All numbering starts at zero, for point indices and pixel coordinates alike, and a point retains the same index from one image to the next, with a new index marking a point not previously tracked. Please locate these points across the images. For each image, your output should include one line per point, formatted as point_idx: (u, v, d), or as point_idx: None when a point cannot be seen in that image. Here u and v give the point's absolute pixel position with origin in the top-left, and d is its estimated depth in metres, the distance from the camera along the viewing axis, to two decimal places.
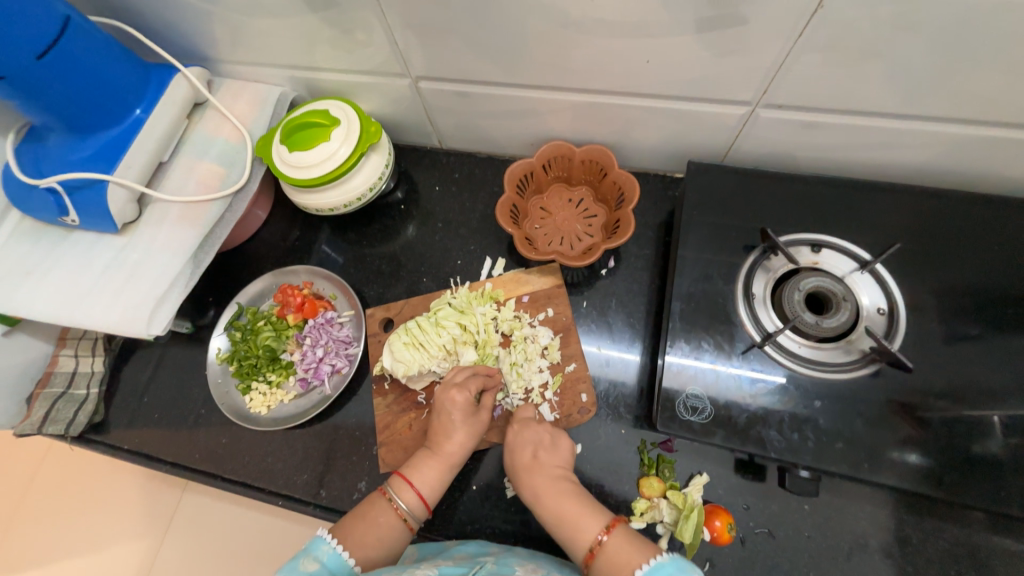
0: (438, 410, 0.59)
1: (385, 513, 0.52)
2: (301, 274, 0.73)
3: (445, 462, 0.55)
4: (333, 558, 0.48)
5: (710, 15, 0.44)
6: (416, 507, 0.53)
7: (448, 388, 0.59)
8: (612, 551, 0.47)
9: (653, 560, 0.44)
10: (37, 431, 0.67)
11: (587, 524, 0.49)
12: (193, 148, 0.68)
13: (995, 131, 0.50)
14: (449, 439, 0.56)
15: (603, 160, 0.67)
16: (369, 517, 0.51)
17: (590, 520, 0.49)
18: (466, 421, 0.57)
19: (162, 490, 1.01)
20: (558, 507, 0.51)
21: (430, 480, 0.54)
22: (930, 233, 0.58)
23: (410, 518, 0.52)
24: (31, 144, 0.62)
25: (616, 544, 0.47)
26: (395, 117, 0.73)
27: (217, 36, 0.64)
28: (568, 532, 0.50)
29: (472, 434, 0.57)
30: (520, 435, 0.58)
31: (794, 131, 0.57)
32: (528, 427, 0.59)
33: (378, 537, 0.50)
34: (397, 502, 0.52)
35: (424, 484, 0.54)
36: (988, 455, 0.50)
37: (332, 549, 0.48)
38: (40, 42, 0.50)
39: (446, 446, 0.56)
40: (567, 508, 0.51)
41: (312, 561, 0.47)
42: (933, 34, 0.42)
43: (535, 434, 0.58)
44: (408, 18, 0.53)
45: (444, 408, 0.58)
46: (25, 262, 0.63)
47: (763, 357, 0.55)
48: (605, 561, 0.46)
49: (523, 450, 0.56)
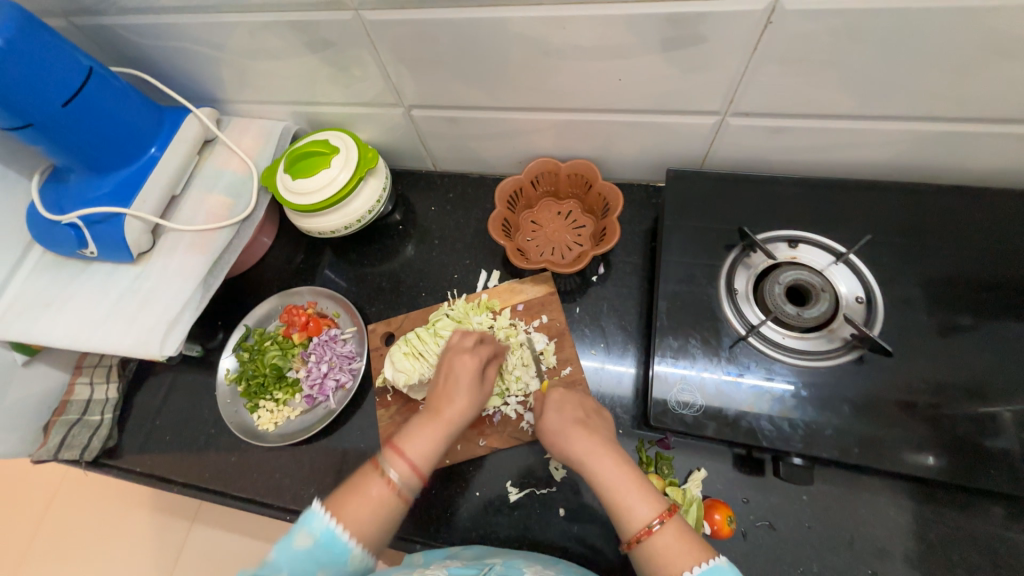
0: (444, 373, 0.58)
1: (378, 486, 0.48)
2: (305, 295, 0.76)
3: (444, 428, 0.53)
4: (327, 536, 0.44)
5: (672, 35, 0.49)
6: (412, 479, 0.49)
7: (456, 354, 0.60)
8: (665, 539, 0.43)
9: (707, 563, 0.41)
10: (53, 457, 0.70)
11: (643, 503, 0.46)
12: (204, 181, 0.72)
13: (951, 126, 0.53)
14: (452, 403, 0.55)
15: (588, 173, 0.71)
16: (362, 492, 0.47)
17: (648, 500, 0.46)
18: (471, 387, 0.56)
19: (172, 521, 1.01)
20: (613, 471, 0.48)
21: (425, 447, 0.52)
22: (902, 225, 0.61)
23: (406, 491, 0.49)
24: (53, 184, 0.66)
25: (673, 534, 0.43)
26: (391, 144, 0.78)
27: (226, 78, 0.69)
28: (619, 505, 0.46)
29: (474, 401, 0.56)
30: (565, 398, 0.57)
31: (763, 136, 0.61)
32: (574, 395, 0.58)
33: (372, 513, 0.47)
34: (391, 474, 0.48)
35: (419, 453, 0.51)
36: (976, 434, 0.51)
37: (327, 526, 0.45)
38: (65, 90, 0.56)
39: (447, 411, 0.54)
40: (625, 480, 0.47)
41: (306, 536, 0.44)
42: (877, 41, 0.45)
43: (581, 401, 0.57)
44: (399, 52, 0.57)
45: (453, 372, 0.58)
46: (46, 293, 0.67)
47: (749, 349, 0.57)
48: (658, 548, 0.43)
49: (572, 409, 0.55)
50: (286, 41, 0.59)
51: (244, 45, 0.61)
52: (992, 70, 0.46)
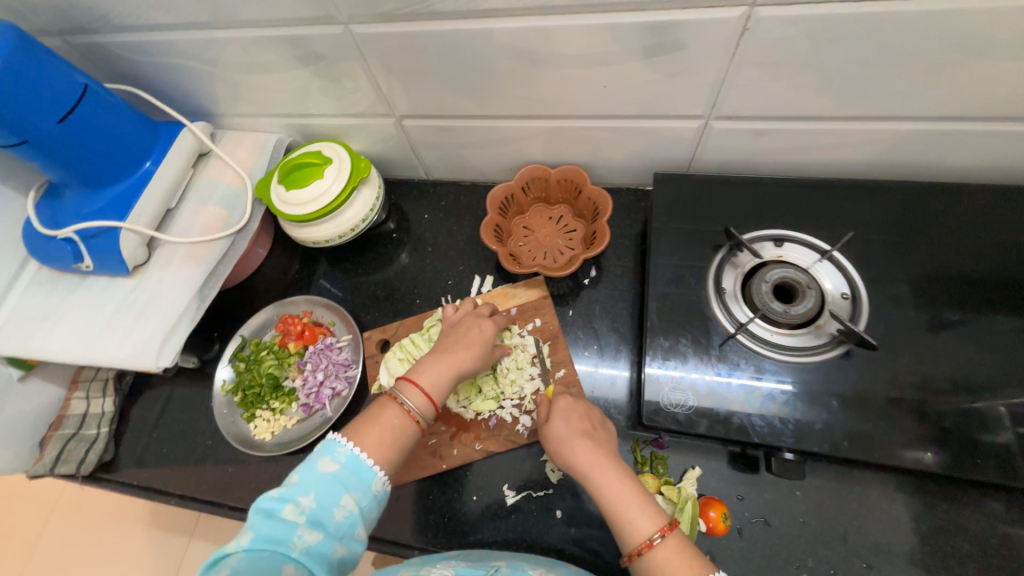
0: (456, 326, 0.61)
1: (394, 413, 0.51)
2: (301, 304, 0.77)
3: (455, 368, 0.56)
4: (351, 459, 0.47)
5: (653, 43, 0.50)
6: (426, 408, 0.52)
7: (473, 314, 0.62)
8: (665, 553, 0.43)
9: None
10: (48, 472, 0.70)
11: (645, 517, 0.46)
12: (198, 193, 0.73)
13: (927, 125, 0.55)
14: (464, 345, 0.58)
15: (577, 178, 0.72)
16: (379, 418, 0.50)
17: (651, 514, 0.46)
18: (485, 337, 0.59)
19: (170, 536, 1.01)
20: (615, 486, 0.48)
21: (437, 380, 0.54)
22: (884, 223, 0.62)
23: (421, 419, 0.52)
24: (49, 200, 0.67)
25: (674, 549, 0.43)
26: (383, 154, 0.79)
27: (219, 93, 0.70)
28: (621, 519, 0.47)
29: (482, 348, 0.58)
30: (574, 407, 0.57)
31: (746, 139, 0.62)
32: (581, 403, 0.58)
33: (390, 436, 0.49)
34: (406, 402, 0.51)
35: (431, 385, 0.53)
36: (962, 425, 0.52)
37: (349, 452, 0.47)
38: (60, 107, 0.57)
39: (458, 351, 0.57)
40: (628, 493, 0.48)
41: (330, 462, 0.47)
42: (850, 44, 0.47)
43: (588, 412, 0.57)
44: (389, 64, 0.59)
45: (470, 324, 0.60)
46: (41, 308, 0.68)
47: (738, 347, 0.58)
48: (659, 562, 0.43)
49: (577, 420, 0.55)
50: (278, 55, 0.60)
51: (237, 60, 0.62)
52: (963, 69, 0.47)
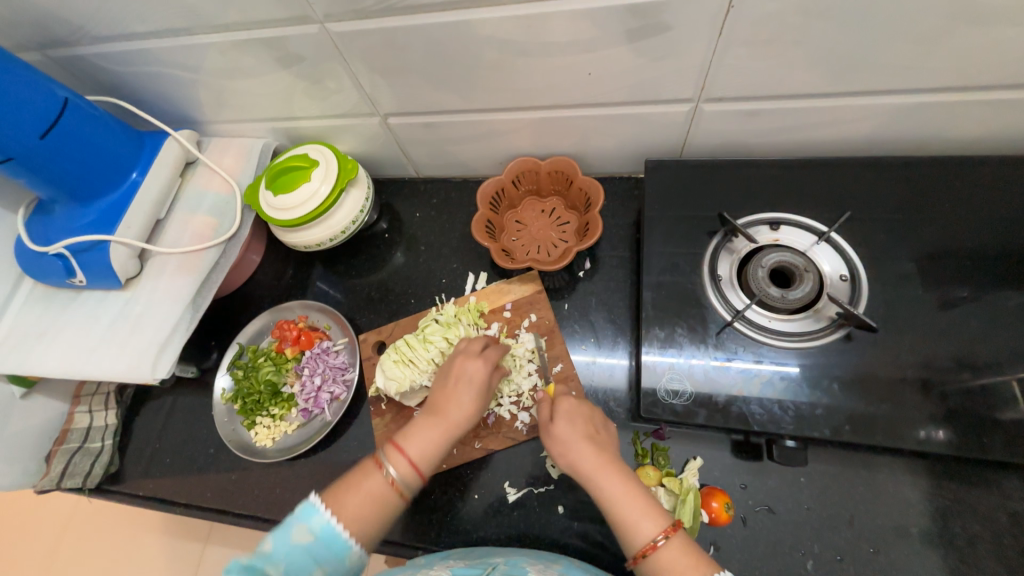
0: (452, 375, 0.57)
1: (377, 483, 0.48)
2: (296, 309, 0.76)
3: (444, 431, 0.52)
4: (326, 530, 0.45)
5: (636, 26, 0.49)
6: (411, 477, 0.49)
7: (465, 359, 0.58)
8: (671, 555, 0.43)
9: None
10: (57, 486, 0.70)
11: (649, 519, 0.45)
12: (187, 203, 0.73)
13: (925, 97, 0.53)
14: (454, 403, 0.54)
15: (568, 169, 0.71)
16: (361, 486, 0.48)
17: (654, 515, 0.46)
18: (478, 391, 0.55)
19: (184, 543, 1.02)
20: (621, 491, 0.47)
21: (426, 447, 0.51)
22: (884, 200, 0.60)
23: (406, 488, 0.49)
24: (39, 217, 0.67)
25: (679, 549, 0.43)
26: (372, 153, 0.78)
27: (203, 100, 0.70)
28: (625, 523, 0.46)
29: (477, 406, 0.55)
30: (576, 409, 0.55)
31: (738, 120, 0.60)
32: (585, 405, 0.56)
33: (371, 509, 0.47)
34: (388, 471, 0.49)
35: (419, 453, 0.51)
36: (968, 405, 0.51)
37: (325, 521, 0.45)
38: (42, 123, 0.56)
39: (452, 414, 0.53)
40: (632, 496, 0.47)
41: (305, 532, 0.45)
42: (839, 17, 0.45)
43: (591, 414, 0.55)
44: (369, 62, 0.58)
45: (461, 376, 0.56)
46: (38, 324, 0.68)
47: (735, 334, 0.57)
48: (665, 562, 0.43)
49: (579, 424, 0.53)
50: (257, 59, 0.59)
51: (216, 65, 0.61)
52: (960, 38, 0.46)
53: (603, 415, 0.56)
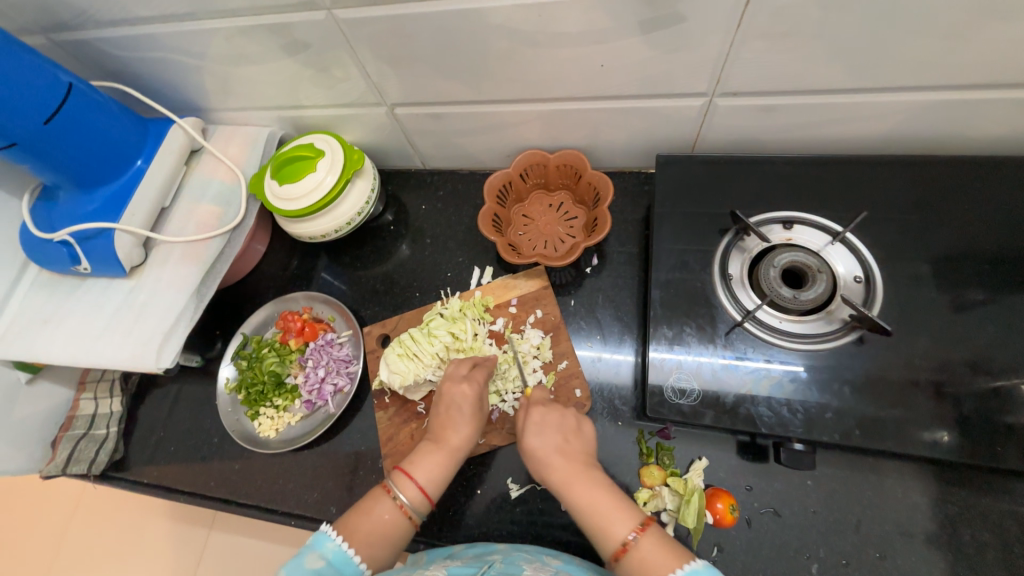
0: (446, 402, 0.59)
1: (389, 509, 0.50)
2: (300, 300, 0.76)
3: (448, 455, 0.55)
4: (338, 556, 0.46)
5: (651, 16, 0.47)
6: (420, 503, 0.51)
7: (454, 383, 0.61)
8: (645, 551, 0.43)
9: (687, 566, 0.42)
10: (61, 472, 0.71)
11: (619, 520, 0.46)
12: (192, 191, 0.72)
13: (947, 94, 0.51)
14: (452, 429, 0.57)
15: (577, 163, 0.70)
16: (372, 512, 0.50)
17: (624, 516, 0.46)
18: (472, 414, 0.58)
19: (189, 529, 1.03)
20: (590, 496, 0.48)
21: (432, 473, 0.53)
22: (902, 201, 0.59)
23: (415, 514, 0.51)
24: (43, 203, 0.67)
25: (650, 546, 0.44)
26: (378, 144, 0.77)
27: (208, 87, 0.69)
28: (598, 526, 0.46)
29: (474, 430, 0.58)
30: (546, 417, 0.56)
31: (753, 116, 0.59)
32: (555, 411, 0.57)
33: (384, 535, 0.49)
34: (399, 496, 0.51)
35: (427, 478, 0.53)
36: (983, 411, 0.50)
37: (338, 547, 0.47)
38: (46, 108, 0.55)
39: (453, 439, 0.56)
40: (601, 498, 0.48)
41: (317, 558, 0.46)
42: (863, 9, 0.44)
43: (562, 419, 0.56)
44: (376, 50, 0.56)
45: (453, 402, 0.59)
46: (43, 311, 0.68)
47: (745, 335, 0.56)
48: (638, 559, 0.43)
49: (552, 434, 0.54)
50: (263, 46, 0.58)
51: (222, 52, 0.60)
52: (987, 33, 0.44)
53: (575, 417, 0.57)
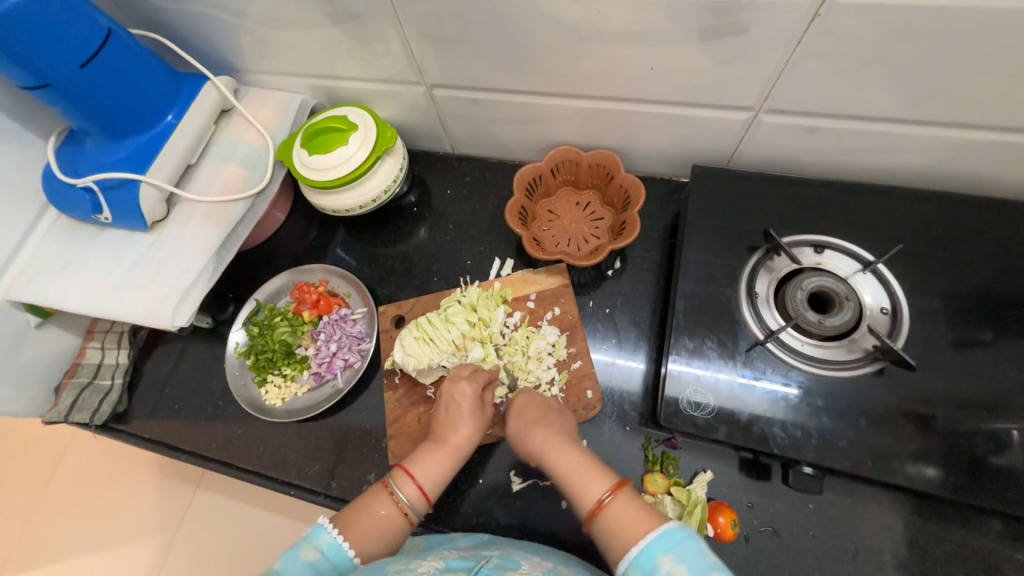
0: (446, 402, 0.59)
1: (386, 506, 0.52)
2: (317, 272, 0.76)
3: (450, 456, 0.56)
4: (333, 549, 0.48)
5: (712, 24, 0.46)
6: (418, 501, 0.53)
7: (456, 381, 0.60)
8: (618, 509, 0.46)
9: (661, 527, 0.43)
10: (64, 419, 0.70)
11: (594, 482, 0.49)
12: (220, 151, 0.72)
13: (995, 135, 0.51)
14: (451, 431, 0.57)
15: (611, 164, 0.69)
16: (370, 508, 0.51)
17: (598, 480, 0.49)
18: (474, 414, 0.58)
19: (176, 488, 1.03)
20: (563, 461, 0.51)
21: (432, 473, 0.54)
22: (933, 237, 0.59)
23: (412, 512, 0.52)
24: (70, 147, 0.66)
25: (623, 504, 0.46)
26: (410, 123, 0.76)
27: (245, 46, 0.67)
28: (573, 490, 0.49)
29: (477, 428, 0.58)
30: (528, 401, 0.60)
31: (796, 136, 0.58)
32: (535, 395, 0.61)
33: (379, 530, 0.50)
34: (398, 495, 0.52)
35: (427, 478, 0.54)
36: (992, 455, 0.50)
37: (333, 540, 0.48)
38: (83, 52, 0.54)
39: (453, 438, 0.56)
40: (574, 464, 0.51)
41: (312, 550, 0.47)
42: (927, 41, 0.43)
43: (542, 401, 0.60)
44: (423, 29, 0.56)
45: (454, 400, 0.59)
46: (60, 256, 0.67)
47: (766, 354, 0.56)
48: (613, 516, 0.46)
49: (532, 411, 0.58)
50: (308, 11, 0.57)
51: (266, 13, 0.59)
52: None
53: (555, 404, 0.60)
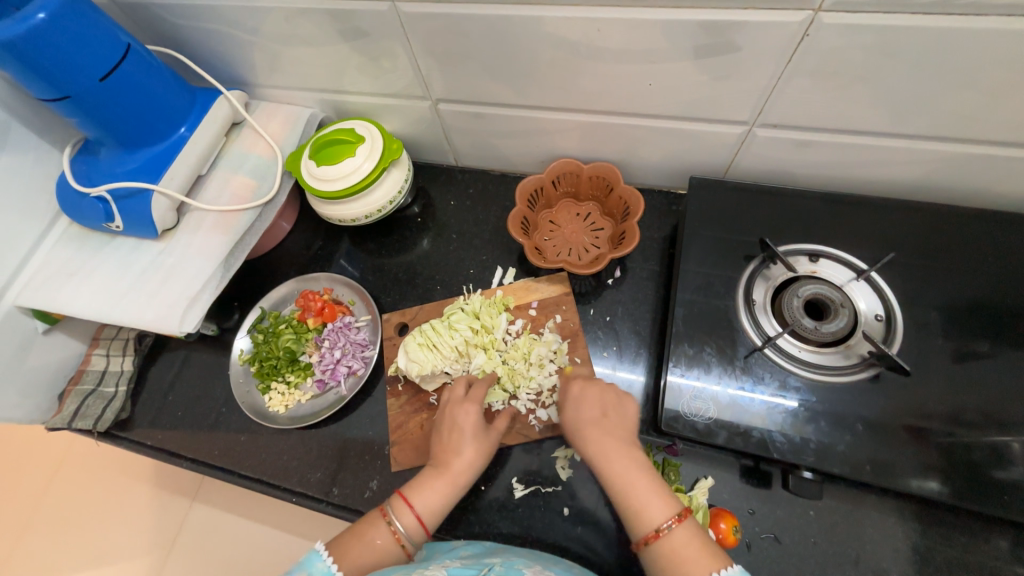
0: (449, 424, 0.59)
1: (382, 535, 0.51)
2: (322, 281, 0.77)
3: (452, 483, 0.54)
4: None
5: (706, 43, 0.49)
6: (414, 532, 0.52)
7: (458, 404, 0.60)
8: (678, 541, 0.44)
9: (722, 572, 0.42)
10: (67, 425, 0.71)
11: (656, 505, 0.46)
12: (230, 162, 0.74)
13: (979, 149, 0.53)
14: (454, 455, 0.56)
15: (611, 176, 0.71)
16: (366, 537, 0.51)
17: (661, 504, 0.46)
18: (476, 437, 0.57)
19: (174, 499, 1.02)
20: (625, 475, 0.49)
21: (431, 502, 0.53)
22: (924, 247, 0.60)
23: (408, 543, 0.51)
24: (85, 158, 0.68)
25: (684, 537, 0.44)
26: (415, 136, 0.78)
27: (257, 62, 0.70)
28: (632, 506, 0.47)
29: (480, 454, 0.57)
30: (586, 392, 0.57)
31: (790, 149, 0.60)
32: (592, 387, 0.57)
33: (372, 559, 0.50)
34: (395, 524, 0.51)
35: (426, 507, 0.53)
36: (989, 461, 0.51)
37: (326, 568, 0.48)
38: (103, 67, 0.57)
39: (454, 464, 0.55)
40: (637, 481, 0.48)
41: None
42: (912, 59, 0.45)
43: (603, 394, 0.56)
44: (430, 46, 0.58)
45: (456, 423, 0.58)
46: (71, 263, 0.68)
47: (765, 360, 0.57)
48: (672, 548, 0.44)
49: (591, 407, 0.55)
50: (320, 30, 0.60)
51: (279, 31, 0.62)
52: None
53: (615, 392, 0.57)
